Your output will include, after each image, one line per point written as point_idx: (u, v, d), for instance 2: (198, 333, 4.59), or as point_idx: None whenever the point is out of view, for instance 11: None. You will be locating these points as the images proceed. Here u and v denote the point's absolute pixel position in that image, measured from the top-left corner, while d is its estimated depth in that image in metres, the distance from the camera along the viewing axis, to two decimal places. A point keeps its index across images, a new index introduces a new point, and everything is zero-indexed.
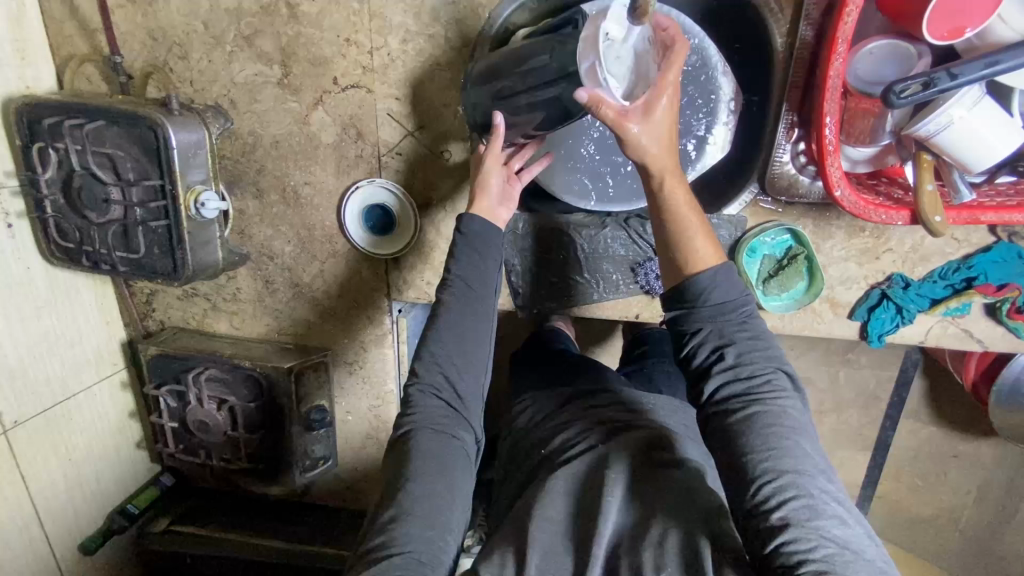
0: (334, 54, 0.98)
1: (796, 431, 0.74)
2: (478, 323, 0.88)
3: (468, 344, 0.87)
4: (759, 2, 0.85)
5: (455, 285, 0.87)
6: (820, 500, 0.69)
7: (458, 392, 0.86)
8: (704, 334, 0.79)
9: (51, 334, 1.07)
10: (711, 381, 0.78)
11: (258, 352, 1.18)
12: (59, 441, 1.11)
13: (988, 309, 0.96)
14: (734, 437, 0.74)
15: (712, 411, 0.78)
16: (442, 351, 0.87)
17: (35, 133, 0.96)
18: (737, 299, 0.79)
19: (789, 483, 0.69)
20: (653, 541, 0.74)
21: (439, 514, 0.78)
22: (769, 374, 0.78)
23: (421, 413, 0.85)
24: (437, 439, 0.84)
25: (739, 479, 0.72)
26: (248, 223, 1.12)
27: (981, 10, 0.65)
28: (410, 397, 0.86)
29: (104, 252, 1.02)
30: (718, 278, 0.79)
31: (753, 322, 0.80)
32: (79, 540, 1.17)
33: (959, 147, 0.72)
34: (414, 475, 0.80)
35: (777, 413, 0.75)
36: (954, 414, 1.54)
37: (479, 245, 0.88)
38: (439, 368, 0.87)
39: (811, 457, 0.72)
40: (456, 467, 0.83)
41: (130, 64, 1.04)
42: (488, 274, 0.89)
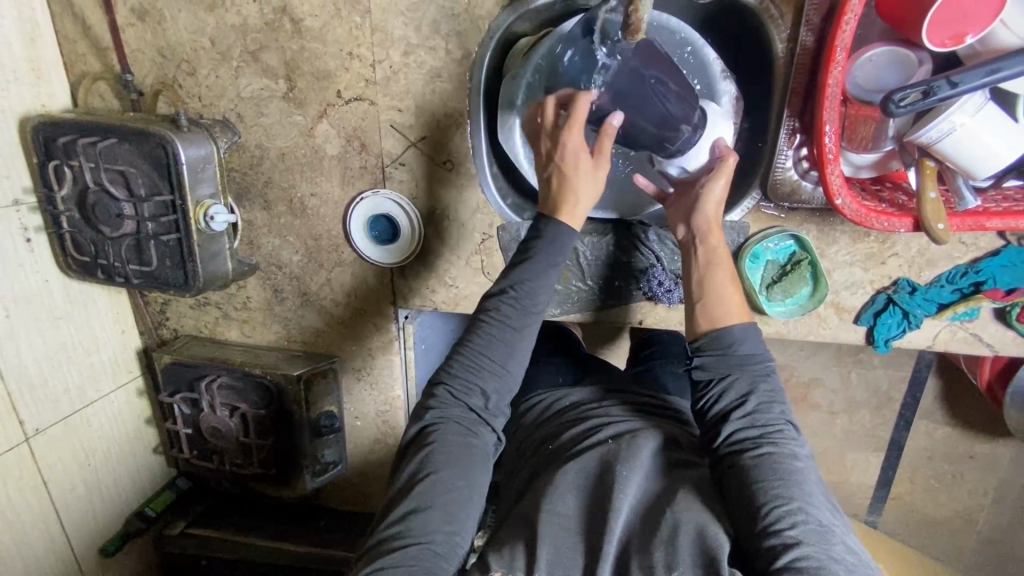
0: (337, 68, 1.00)
1: (808, 473, 0.75)
2: (520, 332, 0.88)
3: (509, 352, 0.88)
4: (758, 8, 0.85)
5: (506, 295, 0.88)
6: (828, 530, 0.69)
7: (487, 396, 0.86)
8: (731, 381, 0.82)
9: (69, 344, 1.10)
10: (728, 424, 0.80)
11: (269, 360, 1.20)
12: (79, 446, 1.14)
13: (997, 312, 0.94)
14: (747, 469, 0.75)
15: (725, 451, 0.79)
16: (479, 355, 0.87)
17: (51, 151, 0.99)
18: (763, 354, 0.84)
19: (799, 508, 0.70)
20: (665, 539, 0.72)
21: (458, 510, 0.79)
22: (785, 423, 0.80)
23: (451, 413, 0.85)
24: (463, 438, 0.84)
25: (750, 503, 0.72)
26: (257, 234, 1.14)
27: (983, 17, 0.64)
28: (437, 393, 0.87)
29: (118, 265, 1.05)
30: (747, 332, 0.84)
31: (774, 378, 0.83)
32: (98, 543, 1.21)
33: (962, 153, 0.71)
34: (437, 467, 0.80)
35: (791, 454, 0.76)
36: (967, 415, 1.52)
37: (534, 253, 0.89)
38: (470, 371, 0.86)
39: (821, 495, 0.73)
40: (479, 467, 0.83)
41: (141, 81, 1.07)
42: (541, 284, 0.89)
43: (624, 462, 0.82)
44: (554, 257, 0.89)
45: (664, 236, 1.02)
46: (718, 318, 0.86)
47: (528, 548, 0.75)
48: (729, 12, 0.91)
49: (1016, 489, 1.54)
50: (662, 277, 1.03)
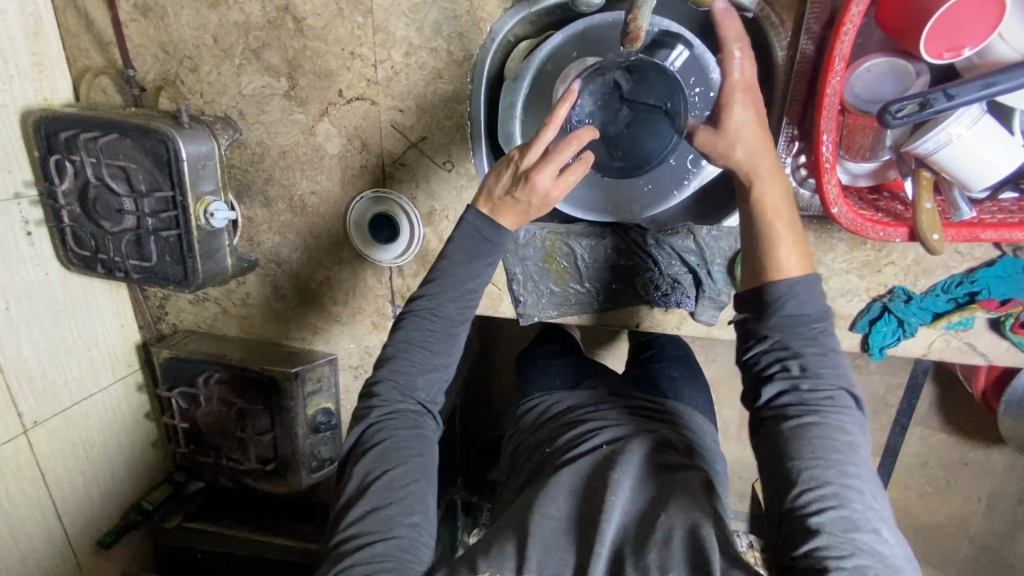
0: (339, 67, 1.00)
1: (852, 448, 0.69)
2: (458, 326, 0.86)
3: (436, 347, 0.86)
4: (759, 15, 0.86)
5: (434, 293, 0.85)
6: (861, 516, 0.66)
7: (429, 389, 0.86)
8: (773, 343, 0.74)
9: (69, 338, 1.11)
10: (772, 385, 0.73)
11: (268, 356, 1.21)
12: (77, 438, 1.15)
13: (992, 322, 0.95)
14: (784, 442, 0.70)
15: (766, 415, 0.74)
16: (418, 352, 0.86)
17: (52, 145, 1.00)
18: (813, 313, 0.73)
19: (831, 492, 0.66)
20: (659, 540, 0.72)
21: (417, 501, 0.80)
22: (836, 391, 0.71)
23: (390, 410, 0.85)
24: (405, 433, 0.83)
25: (782, 481, 0.69)
26: (257, 231, 1.14)
27: (981, 30, 0.64)
28: (380, 394, 0.85)
29: (118, 260, 1.05)
30: (798, 287, 0.73)
31: (826, 338, 0.73)
32: (97, 536, 1.22)
33: (958, 166, 0.71)
34: (388, 467, 0.81)
35: (836, 427, 0.69)
36: (962, 422, 1.52)
37: (466, 253, 0.84)
38: (410, 370, 0.85)
39: (863, 473, 0.68)
40: (427, 456, 0.84)
41: (143, 77, 1.07)
42: (476, 268, 0.85)
43: (618, 466, 0.82)
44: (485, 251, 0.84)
45: (662, 241, 1.01)
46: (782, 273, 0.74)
47: (520, 546, 0.76)
48: (730, 17, 0.91)
49: (1010, 496, 1.55)
50: (659, 281, 1.02)
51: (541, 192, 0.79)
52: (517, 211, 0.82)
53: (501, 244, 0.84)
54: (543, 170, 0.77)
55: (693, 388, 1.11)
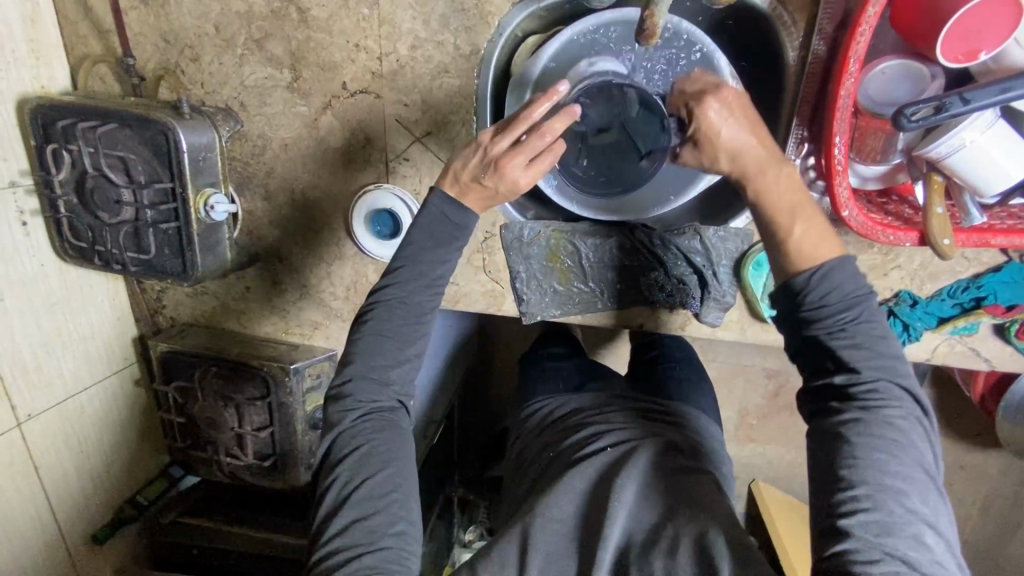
0: (343, 59, 0.99)
1: (895, 447, 0.66)
2: (426, 313, 0.86)
3: (401, 342, 0.84)
4: (771, 14, 0.85)
5: (395, 285, 0.84)
6: (897, 519, 0.63)
7: (403, 382, 0.85)
8: (806, 338, 0.72)
9: (64, 330, 1.09)
10: (817, 379, 0.72)
11: (266, 351, 1.19)
12: (71, 432, 1.13)
13: (996, 327, 0.95)
14: (826, 438, 0.69)
15: (814, 409, 0.73)
16: (383, 350, 0.84)
17: (49, 134, 0.98)
18: (840, 302, 0.70)
19: (866, 494, 0.64)
20: (665, 550, 0.72)
21: (401, 507, 0.79)
22: (878, 384, 0.68)
23: (362, 414, 0.83)
24: (381, 436, 0.82)
25: (820, 479, 0.68)
26: (257, 224, 1.13)
27: (997, 34, 0.64)
28: (351, 399, 0.83)
29: (116, 252, 1.04)
30: (822, 280, 0.71)
31: (859, 326, 0.70)
32: (90, 531, 1.21)
33: (971, 171, 0.71)
34: (365, 474, 0.79)
35: (878, 423, 0.66)
36: (959, 426, 1.53)
37: (428, 242, 0.84)
38: (380, 366, 0.83)
39: (907, 472, 0.65)
40: (403, 456, 0.82)
41: (142, 66, 1.05)
42: (440, 254, 0.84)
43: (623, 472, 0.81)
44: (443, 240, 0.84)
45: (669, 241, 1.00)
46: (809, 257, 0.72)
47: (524, 552, 0.76)
48: (742, 16, 0.90)
49: (1003, 500, 1.57)
50: (665, 281, 1.02)
51: (510, 180, 0.80)
52: (484, 197, 0.83)
53: (467, 226, 0.84)
54: (512, 163, 0.78)
55: (695, 389, 1.11)
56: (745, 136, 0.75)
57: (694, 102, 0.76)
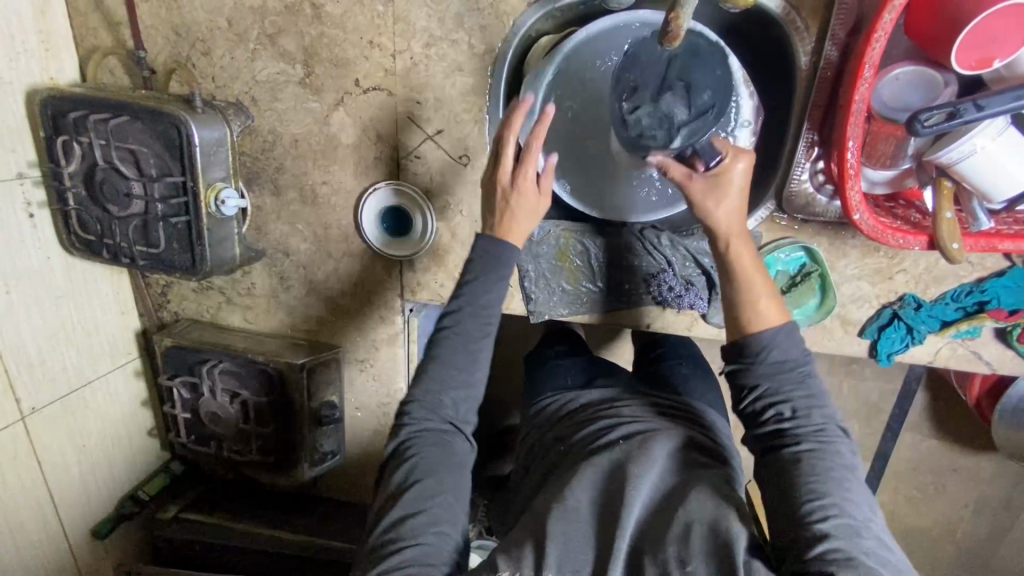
0: (356, 56, 0.99)
1: (848, 467, 0.73)
2: (483, 339, 0.86)
3: (463, 364, 0.85)
4: (784, 19, 0.86)
5: (461, 311, 0.86)
6: (862, 524, 0.69)
7: (456, 407, 0.85)
8: (763, 389, 0.77)
9: (69, 323, 1.09)
10: (765, 426, 0.77)
11: (272, 347, 1.19)
12: (74, 426, 1.13)
13: (998, 331, 0.96)
14: (787, 467, 0.73)
15: (766, 450, 0.77)
16: (445, 370, 0.85)
17: (59, 126, 0.97)
18: (796, 356, 0.78)
19: (833, 503, 0.69)
20: (677, 534, 0.73)
21: (445, 511, 0.79)
22: (826, 423, 0.76)
23: (418, 428, 0.83)
24: (436, 450, 0.82)
25: (788, 503, 0.71)
26: (265, 220, 1.13)
27: (1012, 42, 0.65)
28: (410, 416, 0.84)
29: (124, 246, 1.03)
30: (779, 334, 0.77)
31: (811, 380, 0.77)
32: (91, 525, 1.20)
33: (980, 177, 0.72)
34: (414, 480, 0.80)
35: (831, 449, 0.73)
36: (954, 429, 1.55)
37: (485, 269, 0.86)
38: (437, 387, 0.84)
39: (861, 488, 0.72)
40: (454, 471, 0.82)
41: (153, 59, 1.04)
42: (498, 285, 0.86)
43: (638, 461, 0.82)
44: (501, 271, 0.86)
45: (677, 241, 1.01)
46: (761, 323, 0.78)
47: (538, 546, 0.76)
48: (755, 21, 0.91)
49: (996, 503, 1.59)
50: (673, 282, 1.02)
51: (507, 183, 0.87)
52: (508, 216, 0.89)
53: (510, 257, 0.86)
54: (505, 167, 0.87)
55: (700, 389, 1.12)
56: (738, 203, 0.80)
57: (734, 151, 0.80)
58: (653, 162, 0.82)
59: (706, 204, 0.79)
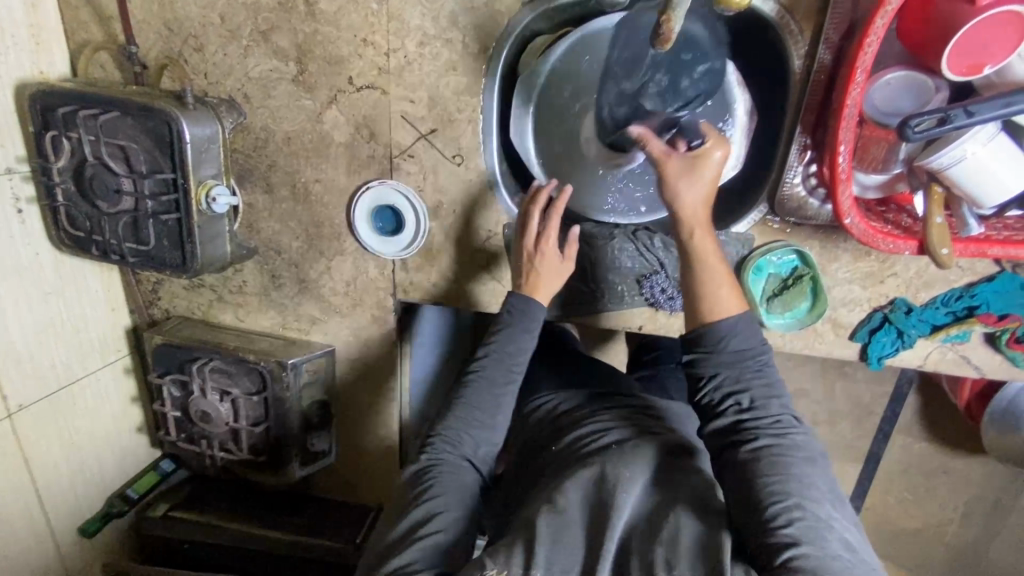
0: (350, 54, 0.98)
1: (807, 460, 0.73)
2: (506, 385, 0.94)
3: (488, 406, 0.94)
4: (778, 22, 0.86)
5: (488, 357, 0.95)
6: (825, 523, 0.69)
7: (476, 446, 0.93)
8: (721, 378, 0.79)
9: (58, 320, 1.08)
10: (723, 419, 0.78)
11: (263, 346, 1.18)
12: (62, 424, 1.12)
13: (987, 336, 0.97)
14: (746, 462, 0.74)
15: (724, 445, 0.78)
16: (471, 410, 0.93)
17: (48, 121, 0.96)
18: (755, 348, 0.79)
19: (796, 503, 0.69)
20: (666, 538, 0.73)
21: (449, 524, 0.83)
22: (783, 415, 0.77)
23: (441, 457, 0.91)
24: (453, 477, 0.88)
25: (750, 502, 0.72)
26: (257, 217, 1.12)
27: (1002, 49, 0.65)
28: (431, 446, 0.92)
29: (113, 243, 1.02)
30: (737, 325, 0.78)
31: (767, 370, 0.79)
32: (79, 524, 1.19)
33: (970, 183, 0.72)
34: (427, 496, 0.86)
35: (788, 444, 0.74)
36: (944, 432, 1.56)
37: (511, 320, 0.95)
38: (461, 425, 0.93)
39: (823, 484, 0.72)
40: (466, 497, 0.87)
41: (145, 54, 1.03)
42: (522, 340, 0.95)
43: (627, 465, 0.82)
44: (526, 328, 0.95)
45: (669, 244, 1.01)
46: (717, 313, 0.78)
47: (527, 545, 0.76)
48: (749, 24, 0.92)
49: (985, 505, 1.60)
50: (665, 285, 1.02)
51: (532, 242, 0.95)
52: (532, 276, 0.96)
53: (534, 313, 0.94)
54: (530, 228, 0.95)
55: None
56: (706, 192, 0.79)
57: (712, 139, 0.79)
58: (635, 134, 0.81)
59: (677, 185, 0.78)
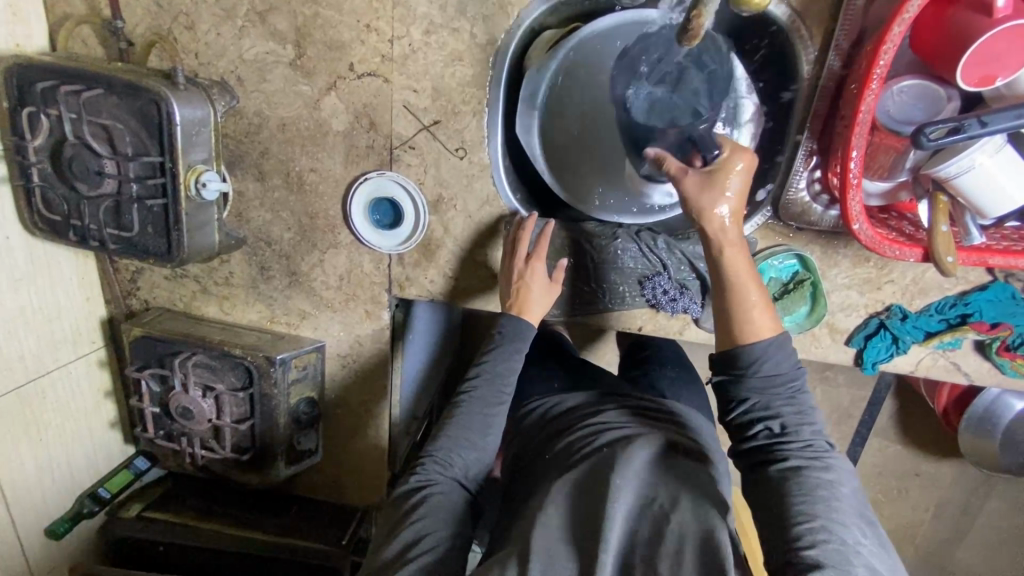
0: (352, 39, 0.95)
1: (838, 486, 0.73)
2: (498, 406, 0.94)
3: (481, 424, 0.93)
4: (789, 27, 0.86)
5: (483, 376, 0.95)
6: (852, 548, 0.68)
7: (467, 465, 0.91)
8: (753, 403, 0.78)
9: (29, 309, 1.01)
10: (752, 442, 0.78)
11: (250, 340, 1.13)
12: (31, 419, 1.05)
13: (977, 344, 0.99)
14: (775, 486, 0.74)
15: (754, 467, 0.78)
16: (463, 428, 0.92)
17: (27, 97, 0.90)
18: (788, 373, 0.78)
19: (822, 526, 0.69)
20: (671, 553, 0.72)
21: (443, 545, 0.81)
22: (815, 441, 0.76)
23: (430, 477, 0.88)
24: (445, 498, 0.86)
25: (777, 524, 0.71)
26: (247, 206, 1.08)
27: (1015, 61, 0.66)
28: (423, 465, 0.90)
29: (93, 228, 0.97)
30: (775, 350, 0.77)
31: (802, 396, 0.78)
32: (46, 525, 1.12)
33: (977, 193, 0.73)
34: (420, 518, 0.84)
35: (819, 468, 0.74)
36: (922, 436, 1.60)
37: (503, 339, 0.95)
38: (452, 442, 0.91)
39: (850, 508, 0.71)
40: (459, 519, 0.85)
41: (132, 30, 0.98)
42: (514, 361, 0.95)
43: (619, 471, 0.81)
44: (515, 350, 0.95)
45: (673, 245, 1.00)
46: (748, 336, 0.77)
47: (524, 557, 0.75)
48: (760, 26, 0.91)
49: (954, 508, 1.65)
50: (667, 285, 1.01)
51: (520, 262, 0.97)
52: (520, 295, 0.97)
53: (523, 333, 0.95)
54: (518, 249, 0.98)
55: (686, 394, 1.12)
56: (733, 205, 0.77)
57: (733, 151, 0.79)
58: (652, 154, 0.81)
59: (699, 201, 0.77)
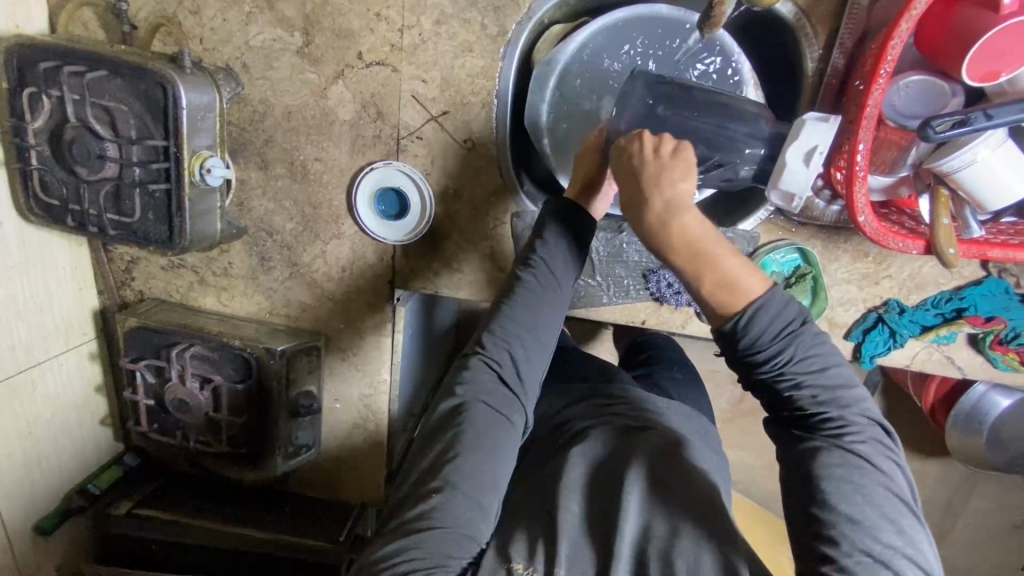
0: (361, 28, 0.95)
1: (858, 472, 0.68)
2: (556, 305, 0.85)
3: (537, 323, 0.84)
4: (794, 24, 0.88)
5: (539, 269, 0.84)
6: (880, 555, 0.64)
7: (519, 369, 0.83)
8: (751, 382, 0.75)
9: (21, 297, 0.99)
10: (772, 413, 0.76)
11: (249, 332, 1.12)
12: (20, 411, 1.02)
13: (971, 338, 1.01)
14: (791, 468, 0.72)
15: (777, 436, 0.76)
16: (513, 327, 0.83)
17: (27, 78, 0.89)
18: (774, 352, 0.71)
19: (841, 530, 0.65)
20: (686, 543, 0.73)
21: (483, 495, 0.76)
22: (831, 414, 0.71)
23: (473, 386, 0.81)
24: (490, 418, 0.80)
25: (801, 524, 0.69)
26: (249, 195, 1.06)
27: (1019, 57, 0.69)
28: (472, 361, 0.83)
29: (92, 214, 0.95)
30: (762, 325, 0.70)
31: (798, 368, 0.71)
32: (33, 522, 1.09)
33: (978, 186, 0.75)
34: (460, 452, 0.77)
35: (834, 450, 0.69)
36: (910, 433, 1.63)
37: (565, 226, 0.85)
38: (507, 339, 0.83)
39: (875, 502, 0.67)
40: (502, 452, 0.79)
41: (135, 14, 0.96)
42: (573, 260, 0.85)
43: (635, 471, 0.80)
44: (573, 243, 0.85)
45: None
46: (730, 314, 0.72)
47: (547, 544, 0.75)
48: (767, 25, 0.93)
49: (939, 505, 1.68)
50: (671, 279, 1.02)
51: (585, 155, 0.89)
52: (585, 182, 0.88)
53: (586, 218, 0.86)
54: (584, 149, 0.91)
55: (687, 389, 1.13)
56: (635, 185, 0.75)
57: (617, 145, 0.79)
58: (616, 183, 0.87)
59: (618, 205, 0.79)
